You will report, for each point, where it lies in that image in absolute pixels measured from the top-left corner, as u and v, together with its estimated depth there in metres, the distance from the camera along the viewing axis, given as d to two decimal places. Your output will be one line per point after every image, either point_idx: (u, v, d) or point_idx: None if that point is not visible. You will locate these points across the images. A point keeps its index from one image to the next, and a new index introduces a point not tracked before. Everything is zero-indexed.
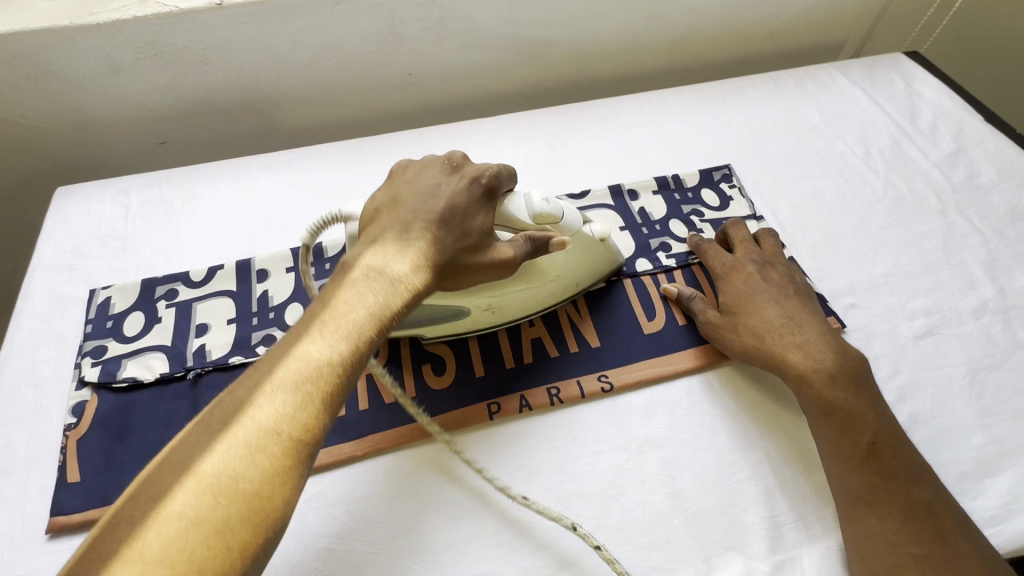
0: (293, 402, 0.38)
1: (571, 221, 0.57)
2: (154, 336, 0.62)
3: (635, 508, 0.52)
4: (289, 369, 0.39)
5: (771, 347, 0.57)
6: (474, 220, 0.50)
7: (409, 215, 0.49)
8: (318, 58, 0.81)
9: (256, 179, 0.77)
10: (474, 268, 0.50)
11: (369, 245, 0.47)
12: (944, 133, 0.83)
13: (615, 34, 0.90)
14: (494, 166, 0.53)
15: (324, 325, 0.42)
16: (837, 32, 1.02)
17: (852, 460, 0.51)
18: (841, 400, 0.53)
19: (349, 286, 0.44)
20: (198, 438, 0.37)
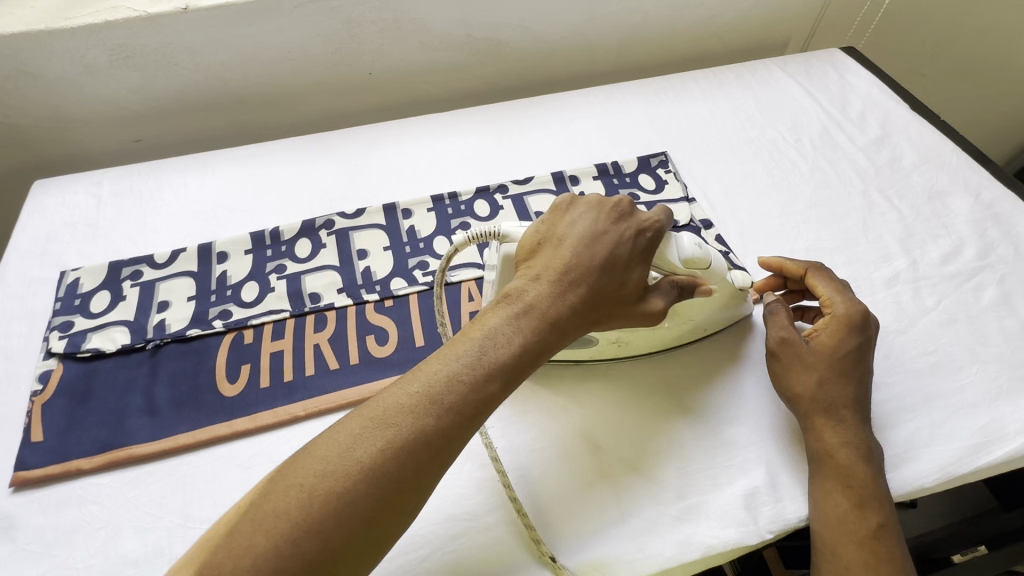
0: (449, 426, 0.42)
1: (719, 267, 0.58)
2: (118, 312, 0.66)
3: (556, 461, 0.57)
4: (449, 389, 0.43)
5: (820, 397, 0.55)
6: (630, 272, 0.53)
7: (575, 257, 0.51)
8: (282, 59, 0.87)
9: (221, 170, 0.82)
10: (615, 316, 0.53)
11: (536, 278, 0.50)
12: (872, 121, 0.88)
13: (565, 35, 0.96)
14: (655, 216, 0.56)
15: (488, 352, 0.45)
16: (780, 31, 1.08)
17: (840, 513, 0.51)
18: (854, 466, 0.52)
19: (505, 321, 0.47)
20: (360, 427, 0.41)
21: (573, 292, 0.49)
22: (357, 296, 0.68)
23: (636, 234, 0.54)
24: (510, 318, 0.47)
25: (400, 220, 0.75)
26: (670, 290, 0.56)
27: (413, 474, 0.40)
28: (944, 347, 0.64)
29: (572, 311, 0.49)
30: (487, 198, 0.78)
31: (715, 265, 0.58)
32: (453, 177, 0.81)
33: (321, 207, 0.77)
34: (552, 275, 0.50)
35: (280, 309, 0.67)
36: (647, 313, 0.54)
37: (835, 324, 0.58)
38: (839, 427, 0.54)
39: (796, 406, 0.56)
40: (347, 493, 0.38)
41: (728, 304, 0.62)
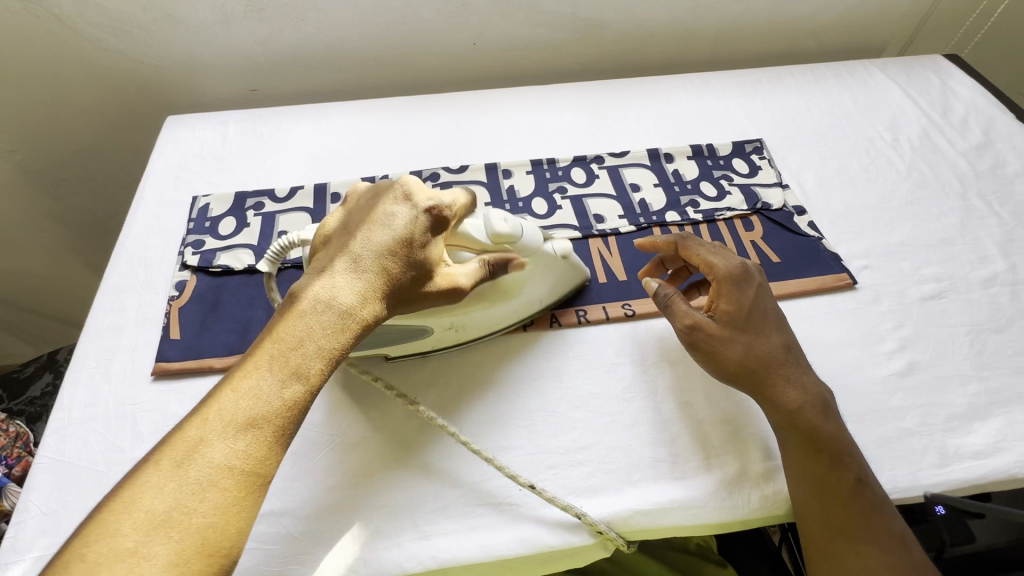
0: (246, 440, 0.41)
1: (532, 239, 0.57)
2: (244, 237, 0.72)
3: (647, 411, 0.59)
4: (242, 407, 0.42)
5: (756, 370, 0.55)
6: (416, 256, 0.50)
7: (360, 253, 0.48)
8: (398, 22, 0.92)
9: (335, 121, 0.87)
10: (415, 301, 0.51)
11: (317, 279, 0.47)
12: (973, 127, 0.87)
13: (664, 19, 0.98)
14: (448, 198, 0.52)
15: (276, 363, 0.44)
16: (879, 34, 1.08)
17: (818, 478, 0.52)
18: (817, 427, 0.53)
19: (293, 329, 0.45)
20: (148, 475, 0.39)
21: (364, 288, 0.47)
22: None
23: (423, 216, 0.51)
24: (293, 322, 0.45)
25: (501, 179, 0.79)
26: (484, 268, 0.55)
27: (218, 500, 0.39)
28: None
29: (364, 308, 0.47)
30: (584, 166, 0.81)
31: (525, 235, 0.56)
32: (552, 145, 0.84)
33: (426, 161, 0.82)
34: (338, 274, 0.47)
35: None
36: (439, 294, 0.52)
37: (726, 288, 0.58)
38: (786, 389, 0.55)
39: (737, 382, 0.56)
40: (141, 546, 0.36)
41: (555, 275, 0.62)
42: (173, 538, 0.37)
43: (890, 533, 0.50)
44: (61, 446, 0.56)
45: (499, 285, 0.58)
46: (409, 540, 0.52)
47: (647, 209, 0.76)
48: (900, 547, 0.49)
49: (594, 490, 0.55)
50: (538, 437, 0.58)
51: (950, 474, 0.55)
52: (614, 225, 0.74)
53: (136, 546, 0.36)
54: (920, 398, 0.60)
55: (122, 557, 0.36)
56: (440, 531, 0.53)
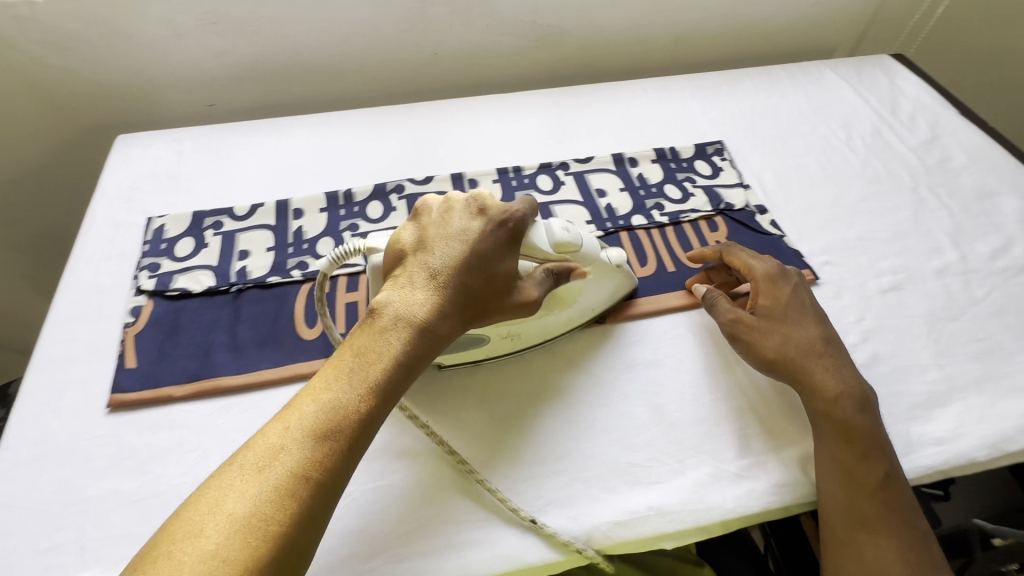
0: (323, 450, 0.43)
1: (592, 248, 0.59)
2: (203, 257, 0.70)
3: (621, 417, 0.59)
4: (321, 417, 0.44)
5: (795, 360, 0.58)
6: (491, 271, 0.52)
7: (437, 266, 0.51)
8: (357, 33, 0.91)
9: (295, 135, 0.86)
10: (489, 314, 0.53)
11: (396, 292, 0.50)
12: (921, 123, 0.91)
13: (623, 26, 0.99)
14: (519, 206, 0.55)
15: (354, 375, 0.46)
16: (829, 36, 1.12)
17: (848, 469, 0.53)
18: (853, 420, 0.55)
19: (372, 341, 0.48)
20: (232, 479, 0.41)
21: (437, 300, 0.50)
22: None
23: (497, 228, 0.53)
24: (373, 335, 0.48)
25: (467, 189, 0.79)
26: (547, 278, 0.56)
27: (299, 509, 0.40)
28: (995, 335, 0.66)
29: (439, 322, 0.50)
30: (550, 173, 0.81)
31: (585, 245, 0.58)
32: (517, 153, 0.84)
33: (390, 173, 0.81)
34: (415, 285, 0.50)
35: (355, 263, 0.70)
36: (517, 305, 0.53)
37: (765, 286, 0.63)
38: (826, 382, 0.57)
39: (778, 372, 0.59)
40: (221, 550, 0.37)
41: (612, 284, 0.63)
42: (252, 544, 0.38)
43: (909, 528, 0.52)
44: (8, 488, 0.53)
45: (559, 293, 0.59)
46: (442, 559, 0.51)
47: (614, 214, 0.77)
48: (915, 543, 0.51)
49: (569, 501, 0.54)
50: (513, 451, 0.57)
51: (915, 462, 0.57)
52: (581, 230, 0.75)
53: (217, 549, 0.37)
54: (883, 389, 0.62)
55: (203, 558, 0.37)
56: (417, 553, 0.51)
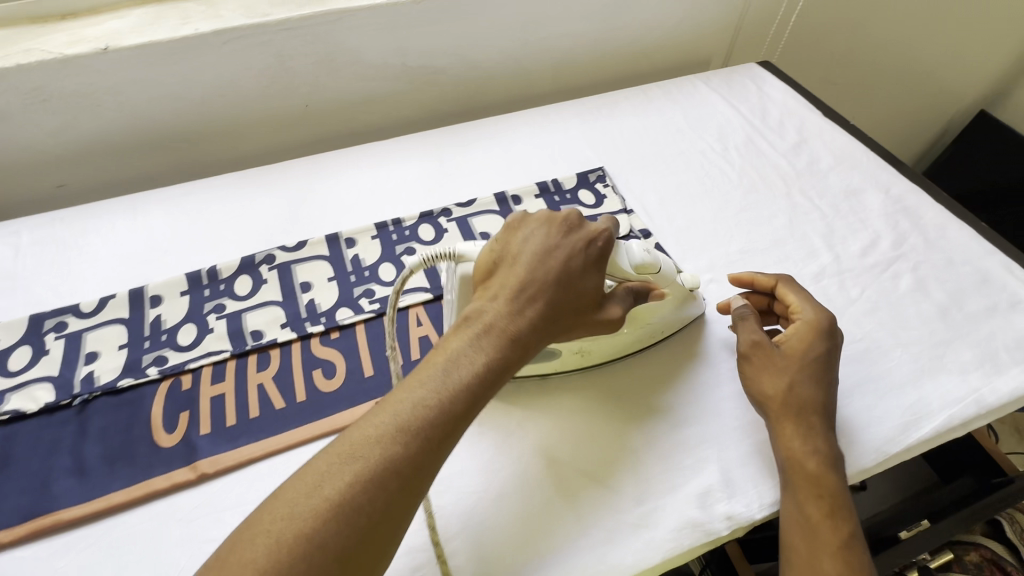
0: (418, 450, 0.41)
1: (668, 271, 0.60)
2: (41, 368, 0.62)
3: (514, 480, 0.56)
4: (418, 412, 0.42)
5: (785, 401, 0.56)
6: (584, 283, 0.52)
7: (530, 275, 0.50)
8: (214, 94, 0.86)
9: (152, 211, 0.79)
10: (580, 325, 0.53)
11: (490, 300, 0.49)
12: (789, 128, 0.94)
13: (498, 60, 0.99)
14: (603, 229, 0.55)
15: (451, 372, 0.44)
16: (702, 49, 1.16)
17: (807, 523, 0.52)
18: (822, 475, 0.53)
19: (463, 343, 0.46)
20: (329, 463, 0.40)
21: (529, 306, 0.48)
22: (302, 330, 0.66)
23: (587, 245, 0.53)
24: (468, 336, 0.46)
25: (343, 250, 0.75)
26: (627, 296, 0.57)
27: (385, 506, 0.39)
28: (872, 334, 0.68)
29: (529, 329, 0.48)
30: (432, 221, 0.78)
31: (663, 267, 0.59)
32: (397, 203, 0.81)
33: (260, 242, 0.76)
34: (509, 291, 0.49)
35: (220, 350, 0.65)
36: (603, 321, 0.54)
37: (799, 321, 0.60)
38: (802, 431, 0.55)
39: (766, 409, 0.57)
40: (313, 533, 0.37)
41: (680, 306, 0.65)
42: (344, 532, 0.38)
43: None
44: None
45: (637, 312, 0.60)
46: None
47: None
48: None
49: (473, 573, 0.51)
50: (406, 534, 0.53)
51: None
52: None
53: (309, 533, 0.37)
54: None
55: (294, 544, 0.36)
56: None
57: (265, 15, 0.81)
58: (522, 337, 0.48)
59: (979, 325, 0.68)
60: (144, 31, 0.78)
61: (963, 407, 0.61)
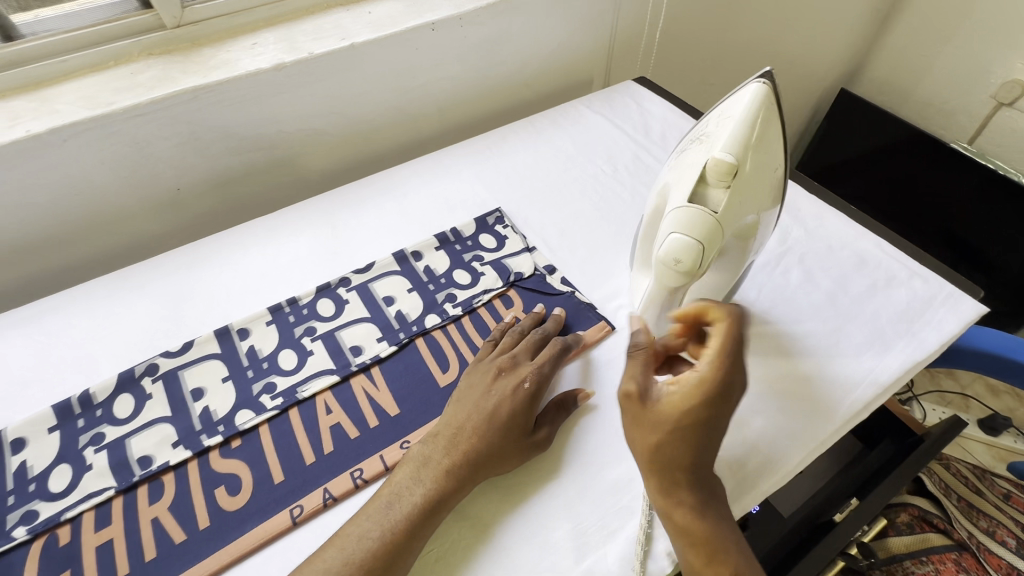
0: (374, 534, 0.51)
1: (689, 227, 0.50)
2: None
3: (450, 563, 0.53)
4: (378, 502, 0.54)
5: (663, 458, 0.50)
6: (515, 412, 0.59)
7: (452, 425, 0.59)
8: (63, 196, 0.78)
9: (7, 338, 0.70)
10: (510, 459, 0.57)
11: (429, 440, 0.58)
12: (670, 141, 0.98)
13: (378, 111, 0.97)
14: (511, 360, 0.64)
15: (393, 488, 0.55)
16: (581, 72, 1.19)
17: (694, 572, 0.49)
18: (693, 525, 0.49)
19: (405, 477, 0.55)
20: (331, 542, 0.51)
21: (454, 453, 0.56)
22: (197, 446, 0.60)
23: (506, 392, 0.60)
24: (407, 472, 0.56)
25: (236, 344, 0.69)
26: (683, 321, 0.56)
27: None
28: (773, 332, 0.70)
29: (466, 460, 0.56)
30: (331, 294, 0.75)
31: (677, 235, 0.50)
32: (291, 281, 0.77)
33: (140, 352, 0.69)
34: (440, 435, 0.58)
35: (102, 489, 0.57)
36: (534, 446, 0.58)
37: (713, 359, 0.50)
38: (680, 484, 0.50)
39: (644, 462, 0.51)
40: None
41: (749, 188, 0.49)
42: None
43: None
44: None
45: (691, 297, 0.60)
46: None
47: (406, 321, 0.72)
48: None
49: None
50: None
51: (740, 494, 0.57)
52: (373, 352, 0.68)
53: None
54: None
55: None
56: None
57: (109, 104, 0.74)
58: (442, 478, 0.55)
59: (864, 306, 0.73)
60: None
61: (863, 389, 0.65)
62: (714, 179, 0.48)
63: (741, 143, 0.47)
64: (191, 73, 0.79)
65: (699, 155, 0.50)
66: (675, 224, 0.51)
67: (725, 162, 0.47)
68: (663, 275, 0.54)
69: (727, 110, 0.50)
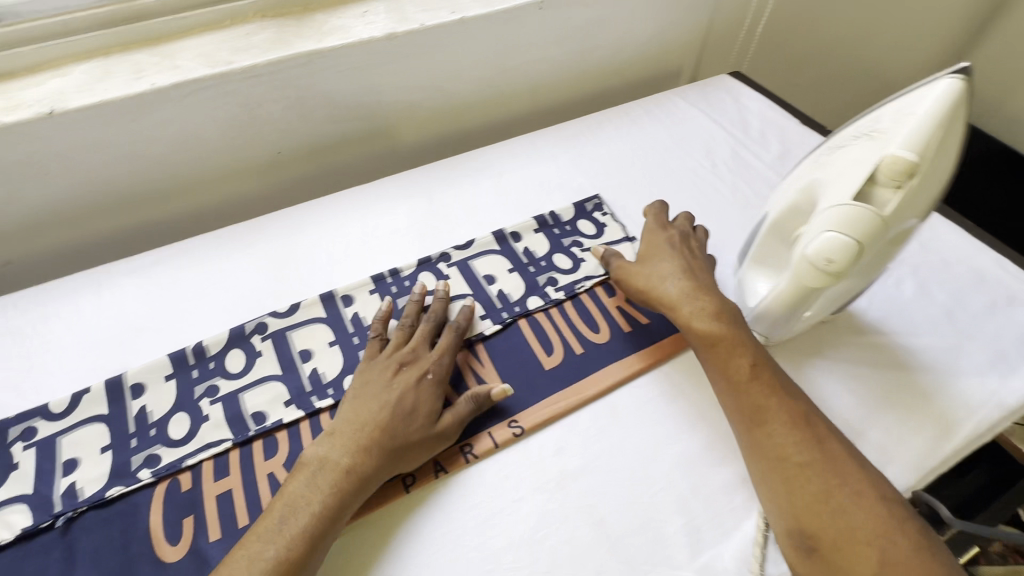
0: (284, 541, 0.48)
1: (849, 226, 0.48)
2: (12, 486, 0.55)
3: (563, 547, 0.53)
4: (277, 512, 0.50)
5: (694, 334, 0.61)
6: (420, 404, 0.57)
7: (342, 425, 0.55)
8: (174, 151, 0.79)
9: (121, 286, 0.72)
10: (400, 456, 0.54)
11: (324, 440, 0.55)
12: (771, 138, 0.95)
13: (473, 88, 0.95)
14: (399, 356, 0.61)
15: (295, 497, 0.50)
16: (673, 62, 1.16)
17: (774, 454, 0.52)
18: (767, 402, 0.55)
19: (299, 486, 0.51)
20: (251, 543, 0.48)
21: (359, 449, 0.53)
22: (309, 406, 0.61)
23: (396, 387, 0.58)
24: (301, 479, 0.52)
25: (341, 310, 0.70)
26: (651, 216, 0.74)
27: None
28: (889, 343, 0.68)
29: (366, 458, 0.53)
30: (432, 269, 0.74)
31: (832, 233, 0.49)
32: (391, 253, 0.77)
33: (248, 311, 0.70)
34: (342, 434, 0.55)
35: (219, 440, 0.58)
36: (440, 439, 0.56)
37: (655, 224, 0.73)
38: (722, 364, 0.58)
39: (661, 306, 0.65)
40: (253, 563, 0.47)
41: (921, 191, 0.47)
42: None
43: (853, 526, 0.47)
44: None
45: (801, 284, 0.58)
46: None
47: (508, 301, 0.71)
48: (865, 548, 0.46)
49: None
50: None
51: None
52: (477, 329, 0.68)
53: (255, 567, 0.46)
54: None
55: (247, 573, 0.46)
56: None
57: (229, 63, 0.75)
58: (354, 475, 0.52)
59: (984, 325, 0.70)
60: (95, 88, 0.71)
61: (987, 410, 0.62)
62: (886, 178, 0.46)
63: (924, 143, 0.45)
64: (305, 38, 0.79)
65: (869, 151, 0.48)
66: (831, 221, 0.49)
67: (905, 161, 0.45)
68: (804, 274, 0.53)
69: (909, 106, 0.47)
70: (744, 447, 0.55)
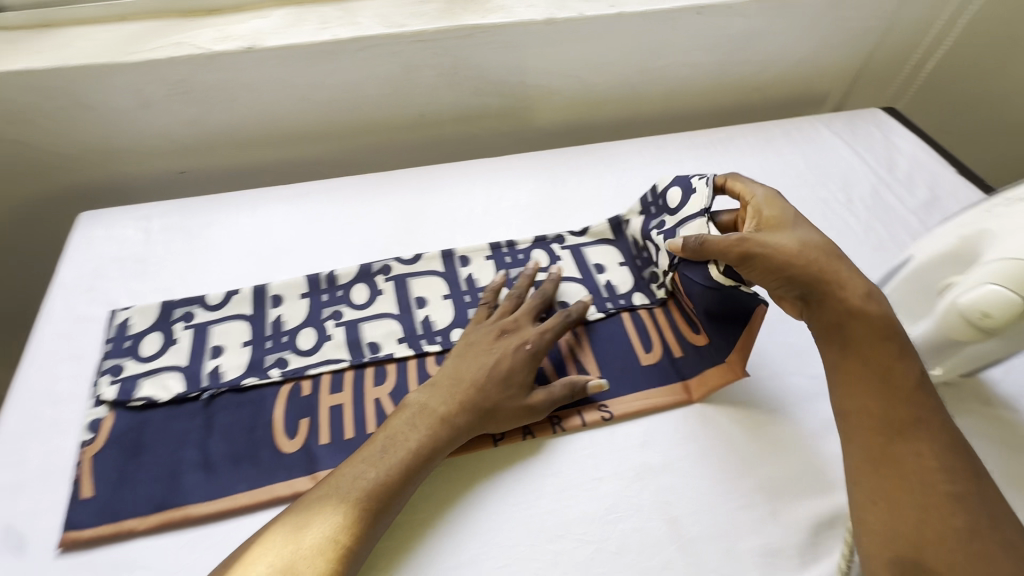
0: (386, 472, 0.53)
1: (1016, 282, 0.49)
2: (171, 357, 0.64)
3: (634, 533, 0.54)
4: (379, 447, 0.55)
5: (852, 322, 0.53)
6: (514, 373, 0.60)
7: (445, 378, 0.60)
8: (335, 100, 0.87)
9: (272, 209, 0.81)
10: (492, 418, 0.58)
11: (426, 389, 0.59)
12: (919, 183, 0.89)
13: (611, 83, 0.97)
14: (497, 327, 0.64)
15: (397, 434, 0.55)
16: (820, 86, 1.10)
17: (914, 472, 0.47)
18: (919, 416, 0.49)
19: (401, 426, 0.56)
20: (358, 465, 0.53)
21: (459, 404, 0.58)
22: (419, 348, 0.66)
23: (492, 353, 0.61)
24: (404, 420, 0.57)
25: (458, 268, 0.75)
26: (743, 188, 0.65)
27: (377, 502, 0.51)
28: (1020, 422, 0.62)
29: (462, 413, 0.57)
30: (545, 247, 0.77)
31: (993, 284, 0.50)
32: (510, 225, 0.80)
33: (377, 252, 0.77)
34: (444, 387, 0.59)
35: (338, 359, 0.65)
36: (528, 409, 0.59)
37: (761, 192, 0.63)
38: (879, 366, 0.51)
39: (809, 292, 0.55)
40: (357, 478, 0.52)
41: None
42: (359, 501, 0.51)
43: (984, 571, 0.42)
44: None
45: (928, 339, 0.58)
46: None
47: (614, 292, 0.73)
48: None
49: None
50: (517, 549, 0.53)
51: None
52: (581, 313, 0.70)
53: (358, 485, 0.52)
54: None
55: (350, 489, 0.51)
56: None
57: (401, 26, 0.81)
58: (450, 426, 0.56)
59: None
60: (287, 33, 0.80)
61: None
62: None
63: None
64: (470, 12, 0.84)
65: None
66: (999, 273, 0.50)
67: None
68: (947, 322, 0.54)
69: None
70: (873, 454, 0.49)
